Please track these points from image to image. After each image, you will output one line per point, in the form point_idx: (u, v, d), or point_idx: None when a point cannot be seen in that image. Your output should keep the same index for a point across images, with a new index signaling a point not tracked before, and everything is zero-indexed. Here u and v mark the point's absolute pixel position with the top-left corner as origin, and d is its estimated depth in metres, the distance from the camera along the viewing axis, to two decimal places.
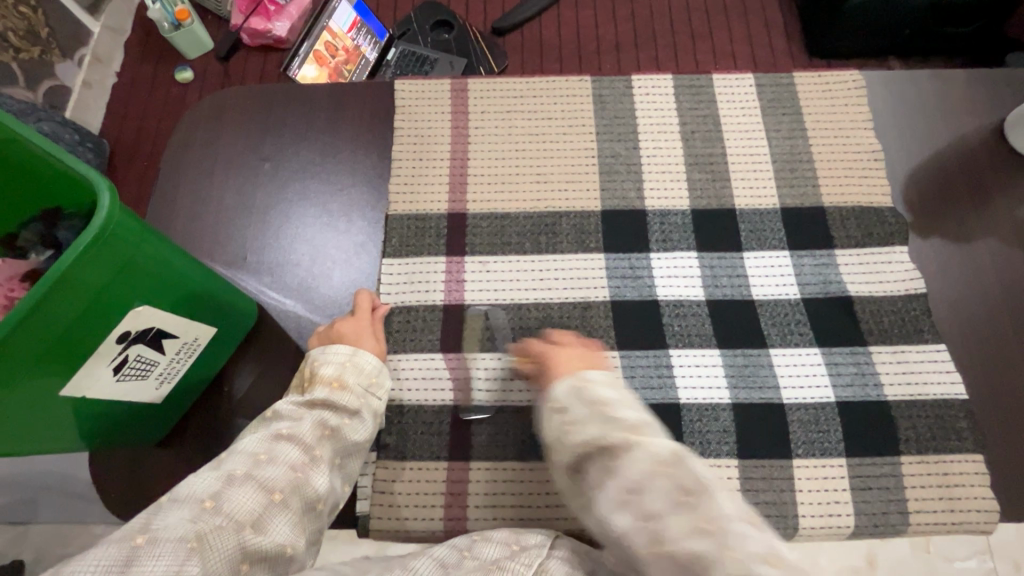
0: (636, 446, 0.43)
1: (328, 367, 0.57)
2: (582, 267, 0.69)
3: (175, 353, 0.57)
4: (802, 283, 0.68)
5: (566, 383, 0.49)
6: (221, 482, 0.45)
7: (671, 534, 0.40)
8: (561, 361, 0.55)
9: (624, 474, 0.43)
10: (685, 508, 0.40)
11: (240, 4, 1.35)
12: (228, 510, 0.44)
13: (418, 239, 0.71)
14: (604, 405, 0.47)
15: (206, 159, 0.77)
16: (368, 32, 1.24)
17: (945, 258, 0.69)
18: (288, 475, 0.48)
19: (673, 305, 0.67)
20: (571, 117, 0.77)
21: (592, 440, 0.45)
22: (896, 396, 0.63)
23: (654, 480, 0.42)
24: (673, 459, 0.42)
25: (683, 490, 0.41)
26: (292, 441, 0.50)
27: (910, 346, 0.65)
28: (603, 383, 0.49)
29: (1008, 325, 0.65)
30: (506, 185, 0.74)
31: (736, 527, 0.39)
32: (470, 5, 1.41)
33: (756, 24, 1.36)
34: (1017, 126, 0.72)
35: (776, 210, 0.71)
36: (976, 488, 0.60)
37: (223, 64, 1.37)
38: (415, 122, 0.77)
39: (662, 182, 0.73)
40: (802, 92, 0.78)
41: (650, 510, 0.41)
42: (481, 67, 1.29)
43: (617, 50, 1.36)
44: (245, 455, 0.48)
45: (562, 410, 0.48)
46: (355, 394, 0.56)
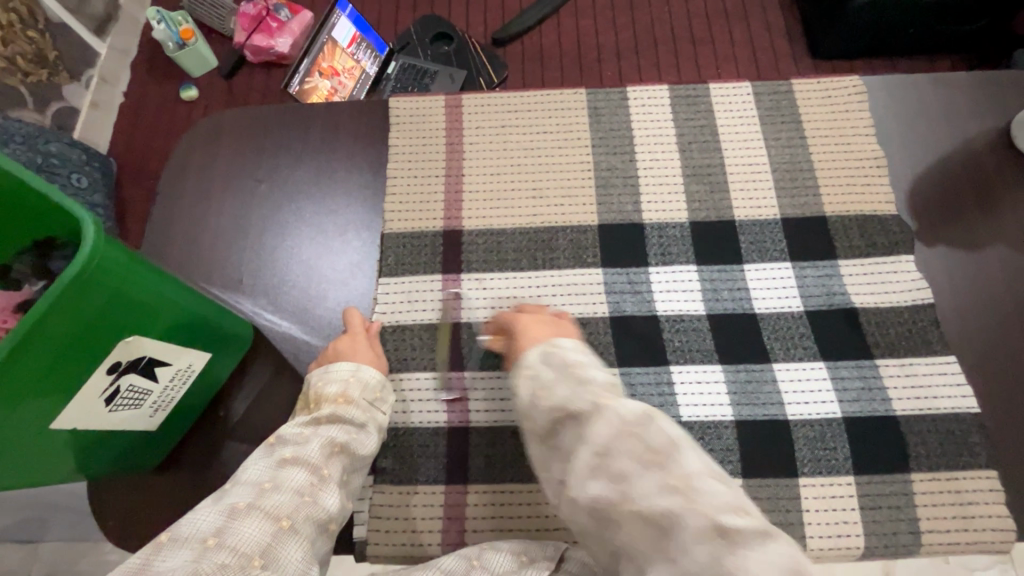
0: (609, 408, 0.45)
1: (332, 385, 0.58)
2: (580, 283, 0.68)
3: (169, 380, 0.57)
4: (805, 294, 0.66)
5: (538, 350, 0.52)
6: (223, 516, 0.45)
7: (638, 492, 0.40)
8: (531, 331, 0.57)
9: (594, 442, 0.43)
10: (658, 467, 0.41)
11: (244, 23, 1.37)
12: (231, 543, 0.43)
13: (414, 256, 0.70)
14: (574, 368, 0.49)
15: (203, 182, 0.77)
16: (368, 46, 1.25)
17: (953, 267, 0.67)
18: (293, 500, 0.48)
19: (673, 320, 0.65)
20: (566, 130, 0.77)
21: (565, 409, 0.46)
22: (905, 411, 0.61)
23: (620, 439, 0.42)
24: (643, 417, 0.43)
25: (648, 448, 0.41)
26: (299, 465, 0.50)
27: (919, 359, 0.63)
28: (572, 349, 0.52)
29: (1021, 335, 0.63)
30: (502, 201, 0.73)
31: (702, 483, 0.40)
32: (470, 16, 1.41)
33: (757, 27, 1.35)
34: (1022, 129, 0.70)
35: (777, 221, 0.70)
36: (991, 505, 0.58)
37: (226, 80, 1.38)
38: (410, 139, 0.77)
39: (660, 195, 0.72)
40: (800, 100, 0.76)
41: (619, 473, 0.41)
42: (481, 79, 1.29)
43: (617, 58, 1.35)
44: (249, 486, 0.48)
45: (532, 377, 0.50)
46: (361, 407, 0.57)
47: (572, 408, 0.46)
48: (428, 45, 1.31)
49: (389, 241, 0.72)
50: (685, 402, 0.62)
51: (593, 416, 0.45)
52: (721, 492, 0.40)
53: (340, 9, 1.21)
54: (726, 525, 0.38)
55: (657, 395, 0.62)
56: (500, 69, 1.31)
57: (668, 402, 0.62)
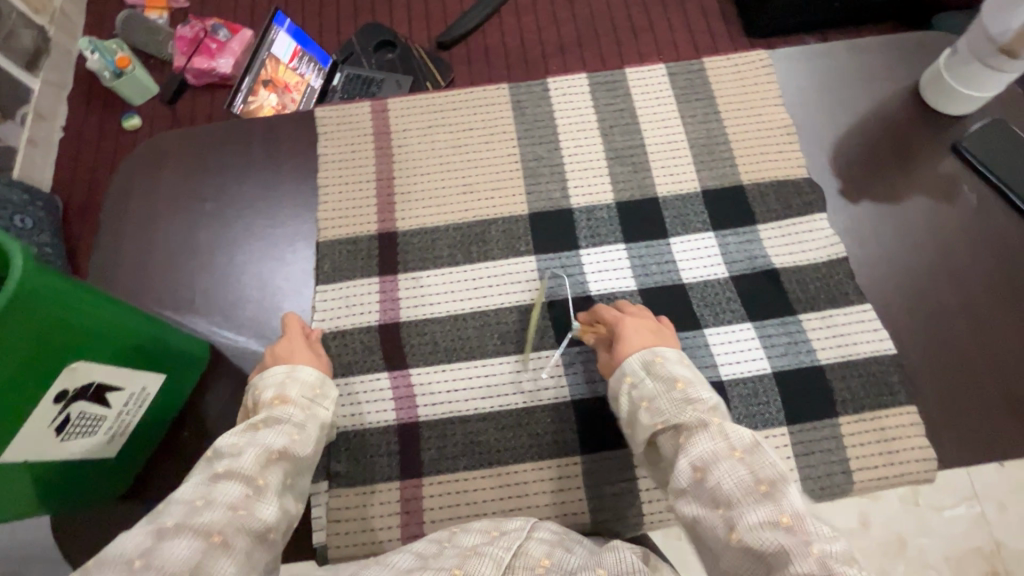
0: (717, 428, 0.48)
1: (268, 389, 0.58)
2: (515, 271, 0.70)
3: (123, 405, 0.58)
4: (729, 260, 0.70)
5: (643, 358, 0.56)
6: (151, 537, 0.42)
7: (742, 524, 0.42)
8: (632, 334, 0.59)
9: (694, 456, 0.47)
10: (765, 499, 0.43)
11: (182, 47, 1.35)
12: (159, 564, 0.40)
13: (352, 262, 0.72)
14: (679, 382, 0.53)
15: (141, 208, 0.76)
16: (310, 60, 1.25)
17: (876, 219, 0.72)
18: (226, 515, 0.45)
19: (607, 298, 0.68)
20: (491, 124, 0.79)
21: (668, 420, 0.50)
22: (829, 360, 0.65)
23: (725, 463, 0.46)
24: (755, 447, 0.46)
25: (758, 479, 0.44)
26: (234, 478, 0.48)
27: (838, 310, 0.67)
28: (676, 362, 0.55)
29: (940, 278, 0.69)
30: (434, 200, 0.75)
31: (811, 523, 0.41)
32: (412, 21, 1.41)
33: (694, 12, 1.39)
34: (930, 85, 0.75)
35: (697, 193, 0.73)
36: (913, 438, 0.62)
37: (170, 106, 1.36)
38: (339, 147, 0.78)
39: (586, 179, 0.75)
40: (712, 76, 0.80)
41: (723, 498, 0.44)
42: (428, 83, 1.28)
43: (562, 52, 1.37)
44: (182, 503, 0.45)
45: (634, 384, 0.55)
46: (299, 407, 0.56)
47: (674, 420, 0.50)
48: (372, 53, 1.31)
49: (328, 249, 0.72)
50: None
51: (696, 432, 0.48)
52: (835, 537, 0.40)
53: (278, 24, 1.22)
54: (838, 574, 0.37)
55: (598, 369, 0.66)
56: (446, 72, 1.31)
57: None
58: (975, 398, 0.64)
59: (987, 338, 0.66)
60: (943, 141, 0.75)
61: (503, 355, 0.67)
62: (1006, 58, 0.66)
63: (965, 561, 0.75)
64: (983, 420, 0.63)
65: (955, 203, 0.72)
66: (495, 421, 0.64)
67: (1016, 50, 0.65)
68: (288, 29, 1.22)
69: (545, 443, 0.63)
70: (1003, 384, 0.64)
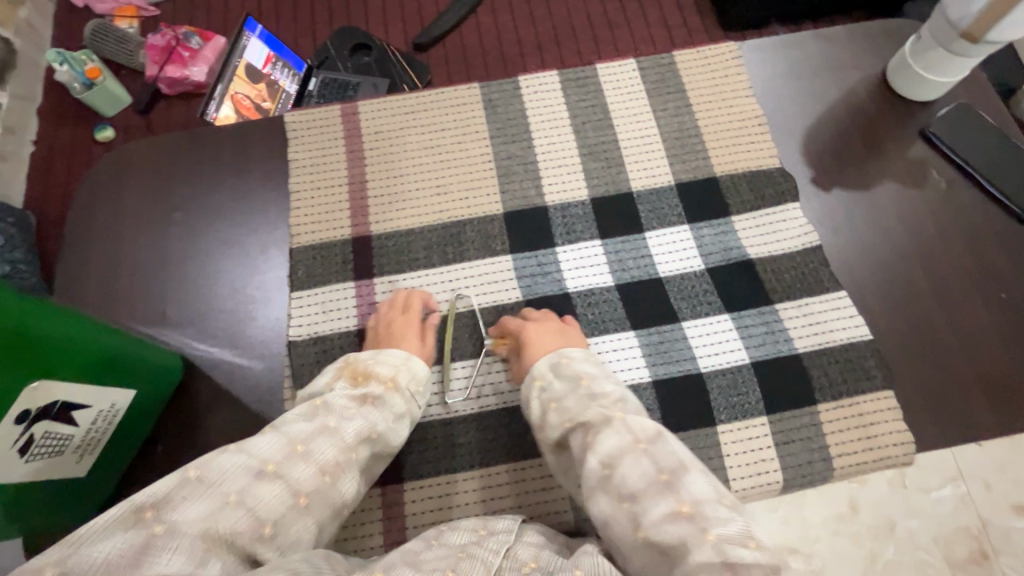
0: (619, 422, 0.50)
1: (384, 366, 0.60)
2: (491, 271, 0.70)
3: (90, 423, 0.57)
4: (704, 252, 0.70)
5: (549, 361, 0.58)
6: (249, 476, 0.46)
7: (649, 521, 0.43)
8: (537, 339, 0.61)
9: (601, 453, 0.48)
10: (667, 490, 0.44)
11: (153, 56, 1.32)
12: (250, 504, 0.44)
13: (326, 267, 0.71)
14: (584, 380, 0.56)
15: (110, 221, 0.75)
16: (284, 65, 1.23)
17: (847, 207, 0.73)
18: (316, 477, 0.49)
19: (585, 294, 0.68)
20: (463, 124, 0.78)
21: (575, 418, 0.52)
22: (807, 348, 0.66)
23: (629, 457, 0.47)
24: (657, 438, 0.48)
25: (659, 470, 0.46)
26: (331, 438, 0.52)
27: (813, 298, 0.68)
28: (582, 360, 0.58)
29: (912, 262, 0.70)
30: (408, 203, 0.74)
31: (709, 508, 0.43)
32: (389, 30, 1.38)
33: (668, 5, 1.39)
34: (897, 72, 0.76)
35: (671, 186, 0.74)
36: (890, 422, 0.63)
37: (143, 116, 1.33)
38: (309, 152, 0.77)
39: (560, 176, 0.75)
40: (682, 70, 0.80)
41: (629, 492, 0.45)
42: (405, 84, 1.27)
43: (539, 50, 1.36)
44: (284, 443, 0.50)
45: (544, 386, 0.56)
46: (405, 397, 0.59)
47: (581, 419, 0.52)
48: (348, 57, 1.30)
49: (301, 256, 0.71)
50: None
51: (601, 429, 0.50)
52: (729, 519, 0.42)
53: (249, 30, 1.20)
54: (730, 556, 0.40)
55: None
56: (424, 74, 1.30)
57: None
58: (950, 380, 0.65)
59: (958, 320, 0.67)
60: (910, 128, 0.76)
61: (481, 356, 0.66)
62: (966, 43, 0.67)
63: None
64: (954, 402, 0.64)
65: (923, 188, 0.73)
66: (476, 422, 0.64)
67: (975, 36, 0.66)
68: (260, 34, 1.20)
69: (526, 443, 0.63)
70: (974, 365, 0.65)
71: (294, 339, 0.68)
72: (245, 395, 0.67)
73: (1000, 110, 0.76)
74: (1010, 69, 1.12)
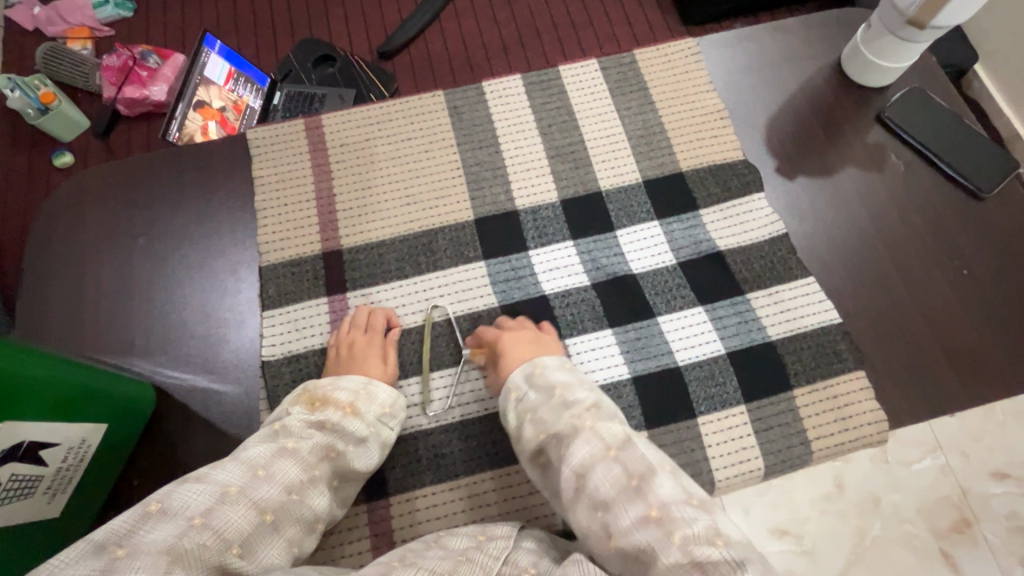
0: (591, 430, 0.51)
1: (342, 392, 0.61)
2: (466, 278, 0.70)
3: (61, 461, 0.56)
4: (675, 247, 0.71)
5: (524, 371, 0.59)
6: (214, 499, 0.49)
7: (622, 528, 0.45)
8: (512, 351, 0.61)
9: (573, 463, 0.50)
10: (637, 494, 0.46)
11: (111, 78, 1.30)
12: (216, 526, 0.47)
13: (298, 284, 0.70)
14: (558, 393, 0.56)
15: (71, 250, 0.73)
16: (247, 81, 1.21)
17: (812, 196, 0.75)
18: (281, 495, 0.52)
19: (562, 296, 0.69)
20: (429, 132, 0.78)
21: (550, 429, 0.53)
22: (779, 335, 0.67)
23: (601, 464, 0.49)
24: (626, 443, 0.50)
25: (628, 475, 0.48)
26: (293, 458, 0.54)
27: (783, 286, 0.69)
28: (555, 368, 0.58)
29: (875, 245, 0.72)
30: (377, 214, 0.73)
31: (678, 510, 0.45)
32: (351, 34, 1.38)
33: (629, 3, 1.40)
34: (851, 61, 0.78)
35: (639, 183, 0.74)
36: (862, 402, 0.65)
37: (103, 139, 1.30)
38: (274, 168, 0.76)
39: (529, 179, 0.75)
40: (644, 68, 0.81)
41: (601, 500, 0.47)
42: (372, 93, 1.26)
43: (504, 54, 1.37)
44: (245, 466, 0.52)
45: (519, 397, 0.57)
46: (366, 422, 0.59)
47: (557, 429, 0.53)
48: (311, 69, 1.29)
49: (272, 275, 0.70)
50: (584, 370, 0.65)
51: (575, 438, 0.51)
52: (696, 518, 0.44)
53: (207, 47, 1.17)
54: (700, 557, 0.41)
55: None
56: (390, 82, 1.29)
57: None
58: (917, 356, 0.67)
59: (923, 298, 0.69)
60: (868, 114, 0.78)
61: (462, 364, 0.66)
62: (913, 29, 0.69)
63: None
64: (924, 377, 0.66)
65: (883, 171, 0.75)
66: (458, 431, 0.64)
67: (921, 21, 0.68)
68: (220, 51, 1.17)
69: (510, 448, 0.63)
70: (940, 340, 0.67)
71: (268, 360, 0.67)
72: (221, 421, 0.65)
73: (951, 93, 0.79)
74: (957, 52, 1.16)
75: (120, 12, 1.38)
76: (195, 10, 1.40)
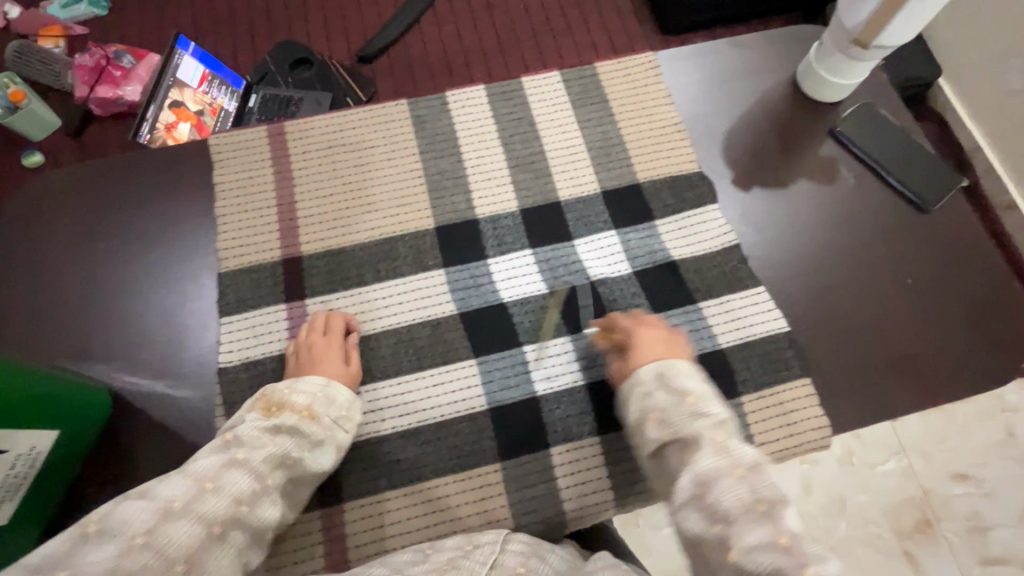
0: (721, 445, 0.50)
1: (299, 396, 0.61)
2: (424, 286, 0.71)
3: (9, 468, 0.55)
4: (631, 255, 0.73)
5: (654, 368, 0.58)
6: (155, 517, 0.48)
7: (743, 541, 0.44)
8: (644, 344, 0.62)
9: (696, 472, 0.49)
10: (766, 517, 0.44)
11: (83, 77, 1.28)
12: (160, 544, 0.47)
13: (252, 293, 0.70)
14: (690, 396, 0.55)
15: (31, 253, 0.72)
16: (222, 82, 1.20)
17: (766, 206, 0.77)
18: (228, 508, 0.52)
19: (521, 303, 0.70)
20: (393, 141, 0.79)
21: (676, 432, 0.53)
22: (729, 341, 0.70)
23: (725, 480, 0.48)
24: (756, 468, 0.48)
25: (758, 500, 0.46)
26: (242, 469, 0.54)
27: (735, 294, 0.71)
28: (687, 376, 0.57)
29: (818, 259, 0.74)
30: (334, 221, 0.74)
31: (806, 545, 0.43)
32: (331, 38, 1.38)
33: (608, 12, 1.42)
34: (805, 77, 0.81)
35: (597, 192, 0.77)
36: (807, 408, 0.67)
37: (75, 139, 1.28)
38: (236, 175, 0.76)
39: (488, 189, 0.77)
40: (605, 77, 0.84)
41: (722, 513, 0.46)
42: (348, 98, 1.27)
43: (485, 58, 1.38)
44: (190, 481, 0.52)
45: (645, 395, 0.57)
46: (322, 426, 0.60)
47: (680, 433, 0.53)
48: (288, 73, 1.29)
49: (232, 281, 0.71)
50: (538, 377, 0.67)
51: (698, 448, 0.51)
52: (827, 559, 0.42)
53: (182, 47, 1.17)
54: None
55: (513, 376, 0.67)
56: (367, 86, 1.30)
57: (522, 381, 0.67)
58: (863, 370, 0.69)
59: (870, 309, 0.72)
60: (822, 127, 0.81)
61: (419, 372, 0.67)
62: (857, 48, 0.72)
63: (898, 513, 0.95)
64: (873, 389, 0.68)
65: (834, 183, 0.78)
66: (412, 437, 0.65)
67: (864, 41, 0.71)
68: (194, 52, 1.17)
69: (465, 455, 0.64)
70: (889, 352, 0.70)
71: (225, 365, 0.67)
72: (178, 425, 0.65)
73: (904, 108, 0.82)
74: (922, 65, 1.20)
75: (95, 10, 1.37)
76: (170, 10, 1.40)
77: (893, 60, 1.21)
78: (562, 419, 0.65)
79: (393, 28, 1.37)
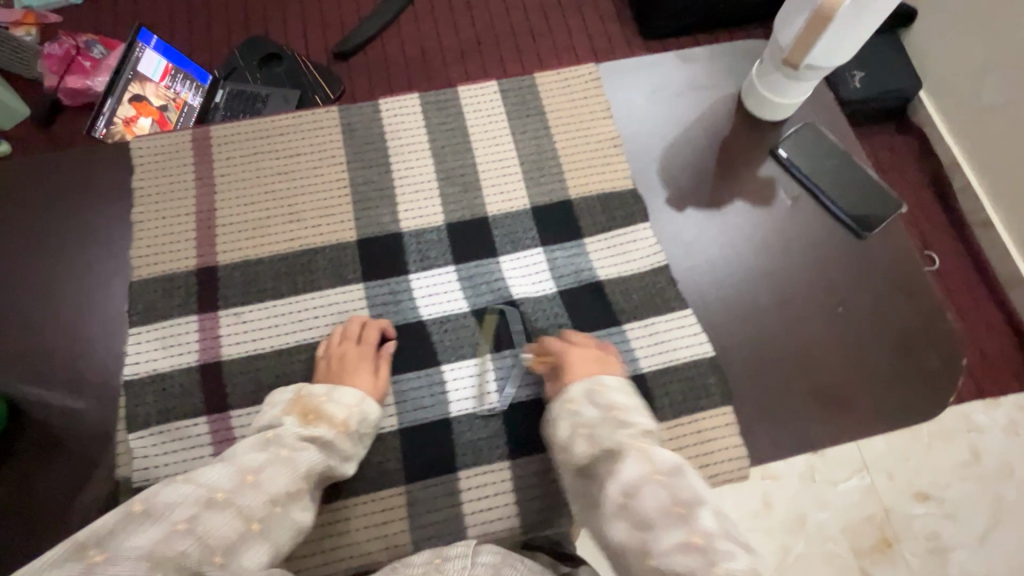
0: (644, 454, 0.59)
1: (334, 407, 0.71)
2: (343, 297, 0.85)
3: None
4: (557, 274, 0.87)
5: (584, 387, 0.69)
6: (199, 505, 0.54)
7: (662, 548, 0.51)
8: (576, 362, 0.74)
9: (622, 483, 0.57)
10: (682, 520, 0.52)
11: (52, 65, 1.18)
12: (199, 532, 0.51)
13: (183, 303, 0.83)
14: (616, 410, 0.65)
15: None
16: (187, 78, 1.15)
17: (692, 232, 0.91)
18: (267, 504, 0.58)
19: (438, 319, 0.84)
20: (318, 157, 0.93)
21: (602, 445, 0.62)
22: (653, 365, 0.83)
23: (649, 486, 0.55)
24: (674, 471, 0.56)
25: (676, 503, 0.54)
26: (281, 467, 0.62)
27: (659, 316, 0.85)
28: (617, 393, 0.68)
29: (744, 286, 0.87)
30: (301, 223, 0.89)
31: (720, 542, 0.50)
32: (308, 35, 1.32)
33: (590, 13, 1.38)
34: (747, 96, 0.95)
35: (527, 210, 0.92)
36: (722, 432, 0.80)
37: (44, 129, 1.18)
38: (156, 201, 0.88)
39: (416, 203, 0.91)
40: (547, 102, 0.99)
41: (645, 520, 0.53)
42: (317, 96, 1.22)
43: (462, 58, 1.33)
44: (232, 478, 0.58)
45: (576, 411, 0.67)
46: (350, 439, 0.71)
47: (603, 445, 0.62)
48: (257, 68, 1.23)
49: (207, 286, 0.84)
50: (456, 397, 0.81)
51: (625, 458, 0.59)
52: (737, 554, 0.49)
53: (143, 42, 1.12)
54: None
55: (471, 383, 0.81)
56: (337, 85, 1.25)
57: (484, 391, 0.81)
58: (786, 386, 0.83)
59: (764, 324, 0.85)
60: (761, 154, 0.94)
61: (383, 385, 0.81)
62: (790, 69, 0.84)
63: (860, 528, 0.97)
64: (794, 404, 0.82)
65: (771, 206, 0.91)
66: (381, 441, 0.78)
67: (795, 62, 0.82)
68: (158, 46, 1.13)
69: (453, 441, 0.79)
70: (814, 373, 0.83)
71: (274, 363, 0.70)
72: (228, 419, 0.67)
73: (849, 133, 0.95)
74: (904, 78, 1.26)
75: None
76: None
77: (876, 72, 1.26)
78: (477, 431, 0.79)
79: (371, 22, 1.32)
